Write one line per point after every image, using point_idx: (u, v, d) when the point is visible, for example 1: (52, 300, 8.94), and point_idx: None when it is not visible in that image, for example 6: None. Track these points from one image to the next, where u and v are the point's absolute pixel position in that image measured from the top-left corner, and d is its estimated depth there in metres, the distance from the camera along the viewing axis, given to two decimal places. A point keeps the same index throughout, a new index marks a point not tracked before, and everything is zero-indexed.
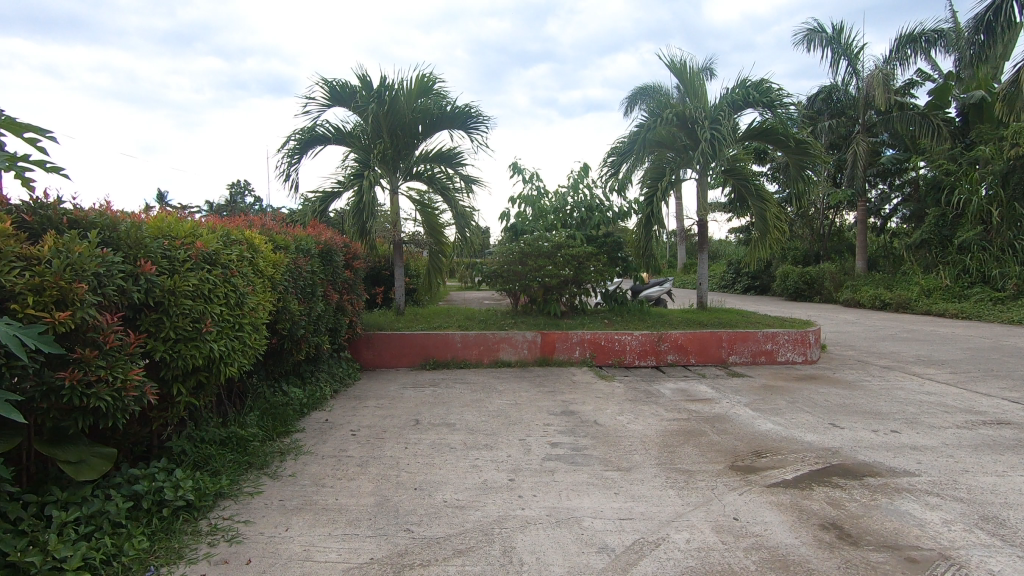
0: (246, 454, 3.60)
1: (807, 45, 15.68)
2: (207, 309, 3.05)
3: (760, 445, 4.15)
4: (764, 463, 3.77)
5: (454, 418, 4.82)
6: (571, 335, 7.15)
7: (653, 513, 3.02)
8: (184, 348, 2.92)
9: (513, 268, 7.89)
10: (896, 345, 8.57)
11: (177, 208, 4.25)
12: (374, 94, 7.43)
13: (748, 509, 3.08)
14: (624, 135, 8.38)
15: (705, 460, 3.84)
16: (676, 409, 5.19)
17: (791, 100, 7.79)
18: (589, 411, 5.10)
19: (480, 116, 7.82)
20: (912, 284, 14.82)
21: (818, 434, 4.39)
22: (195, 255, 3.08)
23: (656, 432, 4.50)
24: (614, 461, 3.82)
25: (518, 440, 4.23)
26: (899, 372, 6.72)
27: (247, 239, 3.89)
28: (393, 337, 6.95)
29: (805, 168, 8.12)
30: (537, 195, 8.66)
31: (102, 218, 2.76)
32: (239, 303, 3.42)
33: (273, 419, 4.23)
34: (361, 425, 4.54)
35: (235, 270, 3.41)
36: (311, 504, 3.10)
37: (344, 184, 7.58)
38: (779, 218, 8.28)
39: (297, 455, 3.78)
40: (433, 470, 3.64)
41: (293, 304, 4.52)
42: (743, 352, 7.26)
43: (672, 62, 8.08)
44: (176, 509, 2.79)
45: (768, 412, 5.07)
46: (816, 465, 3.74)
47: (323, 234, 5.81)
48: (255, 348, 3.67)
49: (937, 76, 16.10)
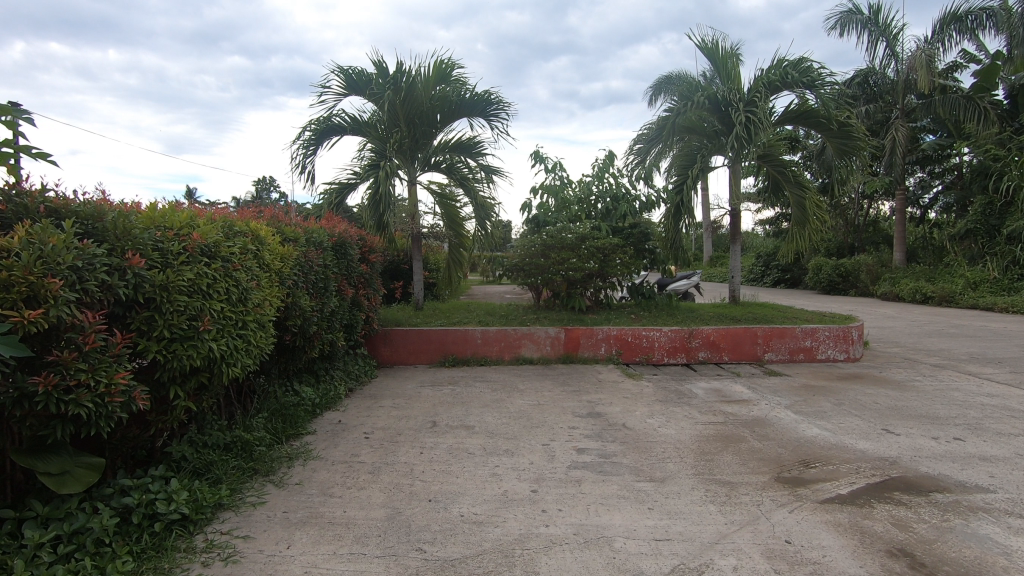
0: (251, 460, 3.37)
1: (842, 28, 14.94)
2: (205, 306, 2.84)
3: (807, 454, 3.78)
4: (814, 475, 3.41)
5: (472, 420, 4.55)
6: (596, 331, 6.82)
7: (692, 533, 2.70)
8: (180, 348, 2.71)
9: (535, 262, 7.54)
10: (945, 342, 8.03)
11: (206, 204, 4.24)
12: (390, 81, 7.12)
13: (802, 530, 2.74)
14: (652, 121, 7.94)
15: (747, 471, 3.49)
16: (711, 411, 4.84)
17: (833, 79, 7.24)
18: (617, 413, 4.78)
19: (501, 103, 7.51)
20: (956, 277, 14.06)
21: (872, 442, 3.99)
22: (191, 247, 2.85)
23: (691, 437, 4.15)
24: (647, 471, 3.49)
25: (541, 445, 3.94)
26: (953, 372, 6.23)
27: (252, 231, 3.68)
28: (412, 332, 6.73)
29: (846, 154, 7.59)
30: (560, 185, 8.35)
31: (85, 208, 2.54)
32: (242, 297, 3.22)
33: (283, 421, 4.01)
34: (375, 427, 4.29)
35: (236, 264, 3.20)
36: (317, 517, 2.85)
37: (360, 175, 7.36)
38: (819, 207, 7.80)
39: (306, 461, 3.55)
40: (449, 479, 3.36)
41: (303, 300, 4.29)
42: (780, 349, 6.84)
43: (704, 42, 7.62)
44: (170, 523, 2.57)
45: (813, 415, 4.66)
46: (873, 479, 3.35)
47: (338, 226, 5.57)
48: (261, 347, 3.45)
49: (983, 57, 15.18)
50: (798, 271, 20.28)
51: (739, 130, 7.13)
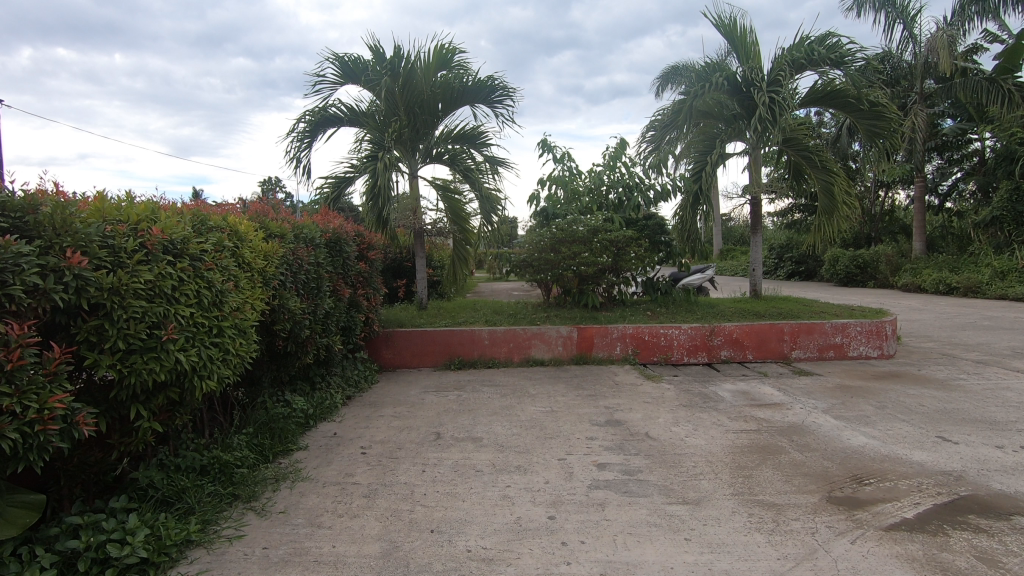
0: (231, 485, 2.99)
1: (857, 9, 14.32)
2: (169, 311, 2.48)
3: (858, 468, 3.34)
4: (871, 495, 2.99)
5: (480, 431, 4.13)
6: (611, 329, 6.39)
7: (741, 573, 2.29)
8: (139, 362, 2.36)
9: (545, 257, 7.09)
10: (982, 336, 7.55)
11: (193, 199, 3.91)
12: (388, 67, 6.74)
13: (870, 567, 2.32)
14: (667, 105, 7.48)
15: (793, 490, 3.07)
16: (741, 417, 4.41)
17: (863, 54, 6.80)
18: (638, 420, 4.36)
19: (506, 88, 7.09)
20: (982, 266, 13.47)
21: (928, 452, 3.56)
22: (150, 243, 2.47)
23: (723, 448, 3.72)
24: (678, 492, 3.07)
25: (557, 461, 3.53)
26: (998, 368, 5.77)
27: (230, 226, 3.30)
28: (415, 334, 6.33)
29: (876, 137, 7.09)
30: (570, 176, 7.92)
31: (14, 200, 2.19)
32: (217, 299, 2.85)
33: (271, 437, 3.63)
34: (373, 441, 3.90)
35: (208, 263, 2.83)
36: (301, 554, 2.46)
37: (358, 168, 6.97)
38: (849, 192, 7.29)
39: (294, 483, 3.16)
40: (454, 503, 2.96)
41: (292, 301, 3.89)
42: (808, 347, 6.39)
43: (720, 19, 7.14)
44: (125, 569, 2.19)
45: (856, 421, 4.22)
46: (940, 499, 2.92)
47: (332, 222, 5.18)
48: (242, 357, 3.08)
49: (1006, 37, 14.56)
50: (813, 262, 19.72)
51: (762, 111, 6.65)
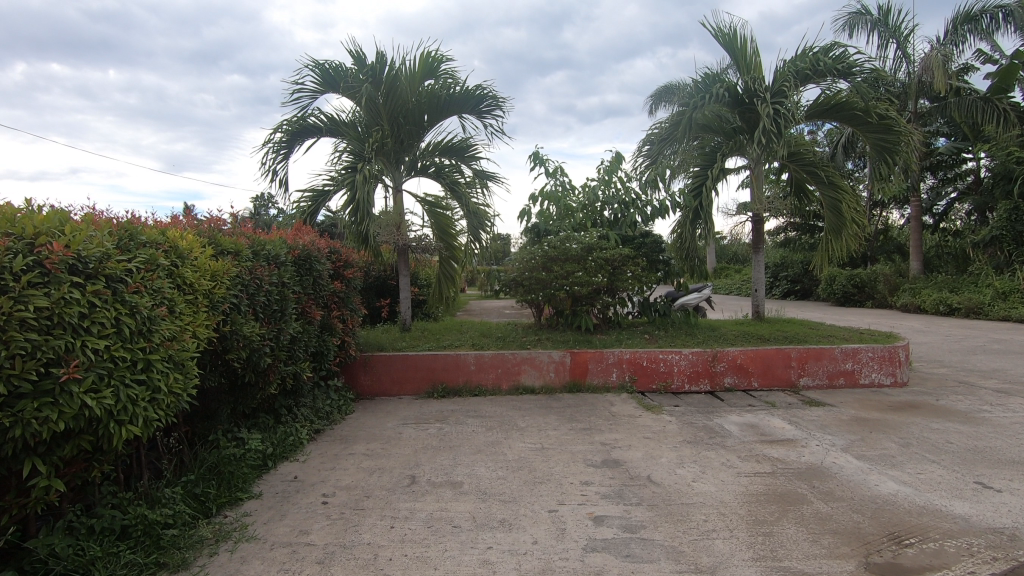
0: (156, 551, 2.50)
1: (850, 29, 14.18)
2: (73, 344, 2.04)
3: (894, 523, 2.90)
4: (917, 560, 2.54)
5: (461, 474, 3.65)
6: (607, 354, 5.94)
7: None
8: (28, 408, 1.93)
9: (535, 275, 6.65)
10: (995, 361, 7.17)
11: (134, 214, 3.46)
12: (369, 74, 6.36)
13: None
14: (665, 117, 7.14)
15: (825, 553, 2.61)
16: (753, 456, 3.95)
17: (870, 65, 6.52)
18: (638, 460, 3.90)
19: (496, 98, 6.72)
20: (984, 287, 13.17)
21: (970, 502, 3.12)
22: (48, 262, 2.05)
23: (736, 496, 3.27)
24: (689, 556, 2.60)
25: (546, 513, 3.06)
26: (1021, 399, 5.36)
27: (167, 242, 2.87)
28: (395, 358, 5.86)
29: (884, 151, 6.75)
30: (563, 191, 7.53)
31: None
32: (145, 326, 2.38)
33: (218, 485, 3.15)
34: (337, 486, 3.41)
35: (135, 284, 2.39)
36: None
37: (337, 181, 6.54)
38: (857, 210, 6.93)
39: (235, 545, 2.67)
40: (424, 572, 2.48)
41: (247, 327, 3.41)
42: (817, 374, 5.98)
43: (720, 29, 6.86)
44: None
45: (880, 462, 3.78)
46: (998, 567, 2.47)
47: (302, 238, 4.71)
48: (180, 394, 2.61)
49: (999, 57, 14.52)
50: (810, 281, 19.51)
51: (766, 124, 6.30)
